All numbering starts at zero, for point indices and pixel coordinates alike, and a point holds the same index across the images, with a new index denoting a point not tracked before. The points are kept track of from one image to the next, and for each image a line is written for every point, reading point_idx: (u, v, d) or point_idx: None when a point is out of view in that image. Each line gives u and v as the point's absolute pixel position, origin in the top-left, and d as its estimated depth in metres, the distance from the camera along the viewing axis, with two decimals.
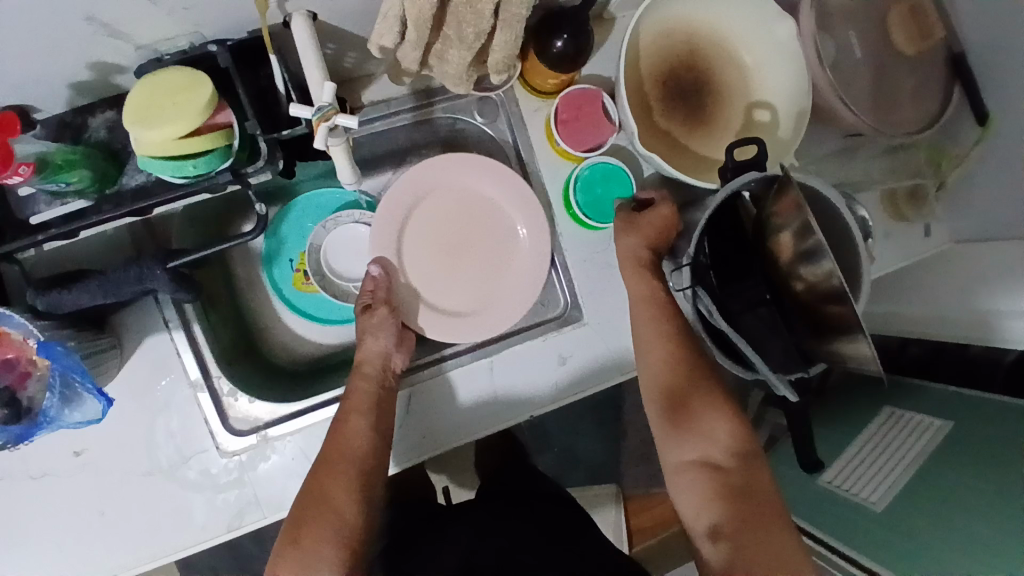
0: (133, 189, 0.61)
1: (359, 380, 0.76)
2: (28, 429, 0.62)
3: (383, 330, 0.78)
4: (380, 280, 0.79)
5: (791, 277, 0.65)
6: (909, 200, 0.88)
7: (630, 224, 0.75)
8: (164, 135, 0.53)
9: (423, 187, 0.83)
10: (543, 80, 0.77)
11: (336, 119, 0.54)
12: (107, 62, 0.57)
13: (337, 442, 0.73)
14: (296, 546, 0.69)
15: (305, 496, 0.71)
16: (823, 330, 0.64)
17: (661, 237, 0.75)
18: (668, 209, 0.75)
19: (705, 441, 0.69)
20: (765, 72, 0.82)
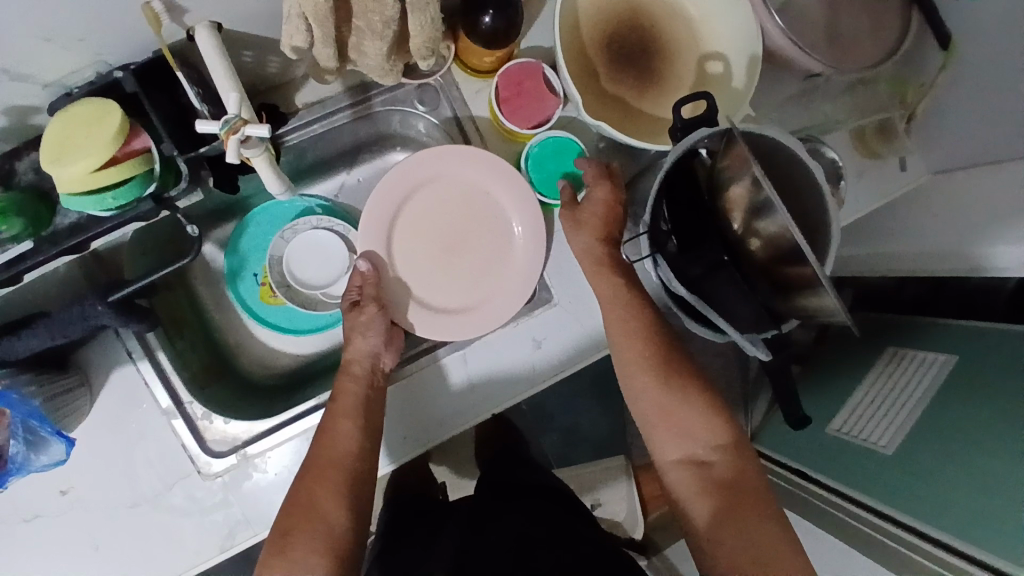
0: (67, 227, 0.59)
1: (346, 381, 0.74)
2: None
3: (371, 329, 0.76)
4: (369, 275, 0.78)
5: (749, 235, 0.63)
6: (878, 135, 0.85)
7: (574, 222, 0.75)
8: (79, 171, 0.51)
9: (406, 179, 0.80)
10: (479, 59, 0.74)
11: (245, 130, 0.52)
12: (16, 104, 0.55)
13: (325, 445, 0.71)
14: (283, 557, 0.65)
15: (291, 507, 0.68)
16: (787, 286, 0.62)
17: (609, 220, 0.75)
18: (603, 192, 0.74)
19: (686, 438, 0.69)
20: (710, 21, 0.78)
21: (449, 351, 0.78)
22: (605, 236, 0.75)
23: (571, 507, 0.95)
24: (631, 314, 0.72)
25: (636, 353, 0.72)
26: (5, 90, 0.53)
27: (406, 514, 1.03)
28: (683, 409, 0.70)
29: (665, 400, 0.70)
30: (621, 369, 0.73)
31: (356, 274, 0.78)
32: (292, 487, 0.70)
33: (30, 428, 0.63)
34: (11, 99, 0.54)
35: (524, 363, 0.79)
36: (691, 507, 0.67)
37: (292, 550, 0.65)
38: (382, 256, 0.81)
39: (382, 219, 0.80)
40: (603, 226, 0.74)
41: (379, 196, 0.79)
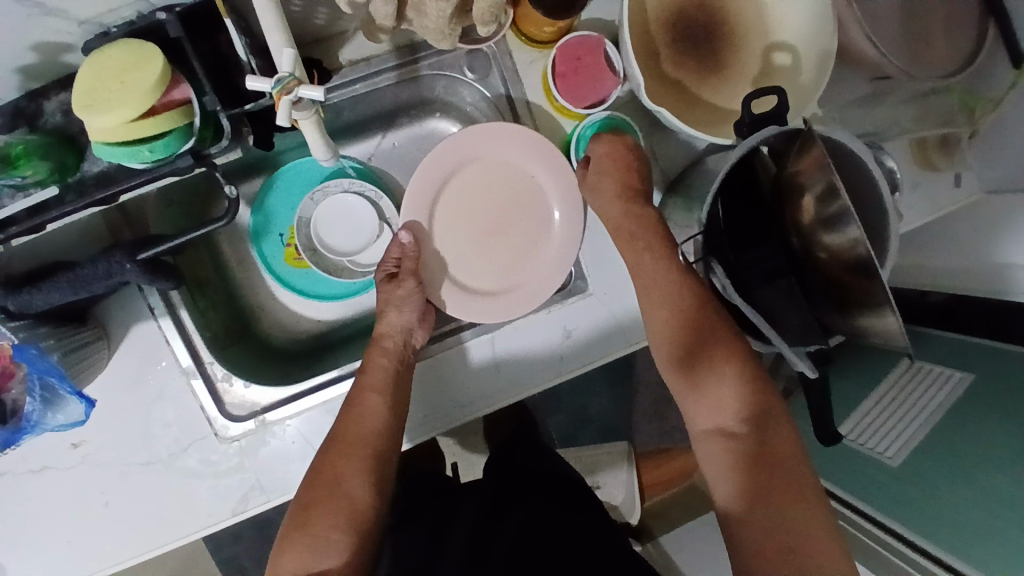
0: (95, 176, 0.56)
1: (377, 355, 0.73)
2: (14, 434, 0.60)
3: (407, 304, 0.75)
4: (408, 248, 0.76)
5: (813, 244, 0.60)
6: (940, 147, 0.79)
7: (591, 187, 0.74)
8: (116, 121, 0.47)
9: (450, 156, 0.76)
10: (538, 29, 0.69)
11: (300, 91, 0.48)
12: (51, 42, 0.51)
13: (351, 421, 0.71)
14: (305, 530, 0.67)
15: (315, 475, 0.69)
16: (843, 303, 0.58)
17: (624, 173, 0.72)
18: (604, 147, 0.71)
19: (717, 406, 0.66)
20: (783, 8, 0.72)
21: (476, 335, 0.76)
22: (625, 193, 0.72)
23: (583, 498, 0.90)
24: (680, 310, 0.68)
25: (671, 335, 0.68)
26: (38, 25, 0.48)
27: (411, 494, 1.03)
28: (717, 397, 0.66)
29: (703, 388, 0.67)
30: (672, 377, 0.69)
31: (396, 245, 0.77)
32: (314, 461, 0.70)
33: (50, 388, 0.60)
34: (44, 35, 0.50)
35: (562, 350, 0.76)
36: (722, 484, 0.63)
37: (312, 526, 0.67)
38: (425, 229, 0.78)
39: (420, 193, 0.77)
40: (620, 184, 0.72)
41: (424, 168, 0.76)
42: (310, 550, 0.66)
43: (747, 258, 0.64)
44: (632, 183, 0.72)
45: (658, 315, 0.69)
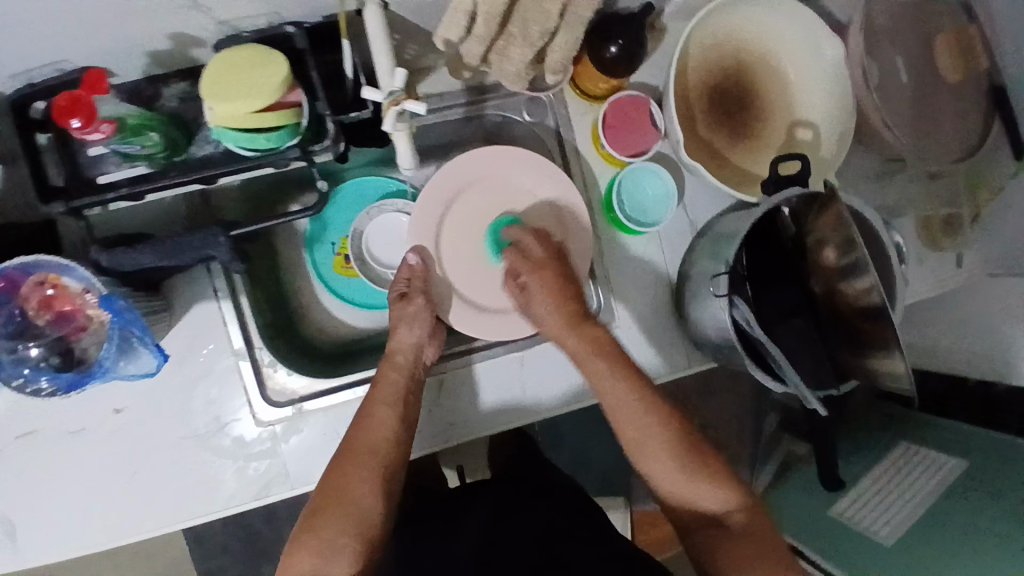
0: (200, 158, 0.63)
1: (390, 369, 0.77)
2: (81, 378, 0.62)
3: (418, 322, 0.78)
4: (416, 269, 0.80)
5: (835, 289, 0.66)
6: (944, 227, 0.86)
7: (526, 298, 0.79)
8: (241, 109, 0.55)
9: (454, 179, 0.82)
10: (593, 84, 0.79)
11: (405, 105, 0.56)
12: (189, 40, 0.59)
13: (361, 433, 0.74)
14: (314, 533, 0.68)
15: (326, 483, 0.71)
16: (858, 343, 0.64)
17: (561, 272, 0.78)
18: (540, 243, 0.80)
19: (704, 494, 0.69)
20: (808, 91, 0.82)
21: (487, 358, 0.82)
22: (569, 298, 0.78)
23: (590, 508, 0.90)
24: (643, 389, 0.73)
25: (637, 409, 0.72)
26: (184, 23, 0.56)
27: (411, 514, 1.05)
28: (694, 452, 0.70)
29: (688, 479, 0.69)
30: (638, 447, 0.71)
31: (405, 265, 0.80)
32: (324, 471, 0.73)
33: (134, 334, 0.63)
34: (186, 28, 0.57)
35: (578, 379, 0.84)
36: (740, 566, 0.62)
37: (321, 533, 0.68)
38: (432, 252, 0.82)
39: (429, 213, 0.82)
40: (560, 287, 0.78)
41: (430, 189, 0.81)
42: (318, 556, 0.66)
43: (773, 298, 0.70)
44: (569, 292, 0.78)
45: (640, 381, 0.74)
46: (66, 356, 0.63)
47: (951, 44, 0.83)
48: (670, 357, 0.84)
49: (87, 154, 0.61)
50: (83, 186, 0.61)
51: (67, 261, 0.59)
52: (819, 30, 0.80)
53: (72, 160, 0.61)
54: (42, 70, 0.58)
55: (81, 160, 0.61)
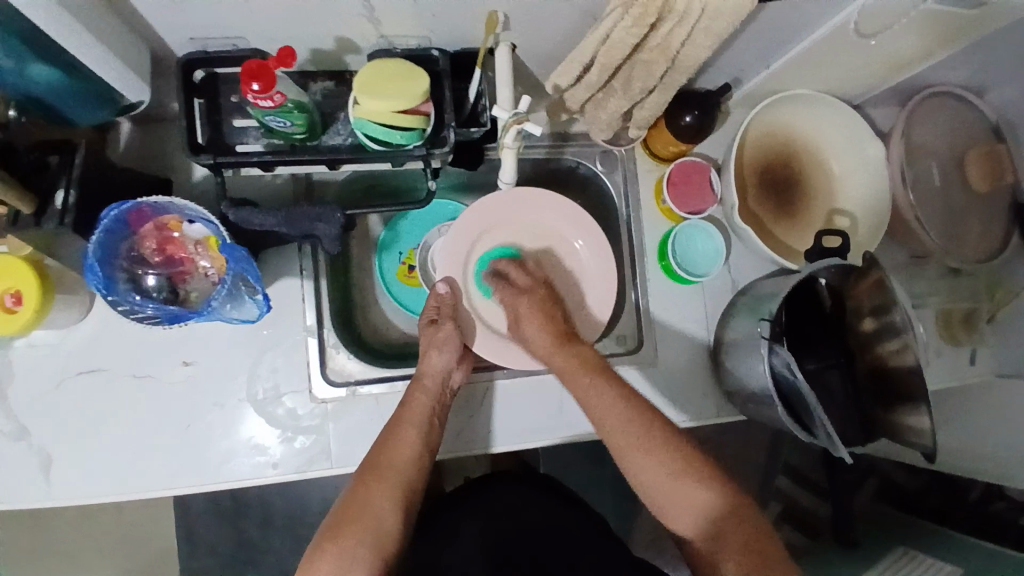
0: (329, 146, 0.71)
1: (418, 391, 0.79)
2: (184, 314, 0.66)
3: (446, 346, 0.82)
4: (446, 297, 0.85)
5: (870, 349, 0.74)
6: (963, 322, 0.94)
7: (518, 325, 0.84)
8: (384, 107, 0.64)
9: (478, 220, 0.87)
10: (662, 146, 0.89)
11: (524, 125, 0.67)
12: (347, 47, 0.70)
13: (387, 451, 0.74)
14: (336, 542, 0.66)
15: (347, 499, 0.70)
16: (891, 398, 0.71)
17: (540, 308, 0.83)
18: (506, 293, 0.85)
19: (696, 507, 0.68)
20: (849, 182, 0.93)
21: (509, 376, 0.87)
22: (546, 323, 0.82)
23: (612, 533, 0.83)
24: (618, 392, 0.75)
25: (623, 419, 0.73)
26: (350, 32, 0.67)
27: None
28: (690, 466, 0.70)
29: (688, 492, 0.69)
30: (618, 443, 0.73)
31: (434, 294, 0.85)
32: (347, 486, 0.72)
33: (243, 281, 0.69)
34: (350, 37, 0.68)
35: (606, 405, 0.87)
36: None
37: (343, 541, 0.66)
38: (461, 284, 0.88)
39: (452, 254, 0.87)
40: (544, 317, 0.83)
41: (458, 229, 0.87)
42: (338, 562, 0.65)
43: (812, 355, 0.77)
44: (555, 318, 0.83)
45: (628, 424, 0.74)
46: (171, 295, 0.70)
47: (982, 157, 0.91)
48: (702, 403, 0.90)
49: (231, 125, 0.68)
50: (220, 149, 0.68)
51: (203, 211, 0.66)
52: (863, 132, 0.91)
53: (217, 128, 0.68)
54: (215, 42, 0.67)
55: (224, 129, 0.68)
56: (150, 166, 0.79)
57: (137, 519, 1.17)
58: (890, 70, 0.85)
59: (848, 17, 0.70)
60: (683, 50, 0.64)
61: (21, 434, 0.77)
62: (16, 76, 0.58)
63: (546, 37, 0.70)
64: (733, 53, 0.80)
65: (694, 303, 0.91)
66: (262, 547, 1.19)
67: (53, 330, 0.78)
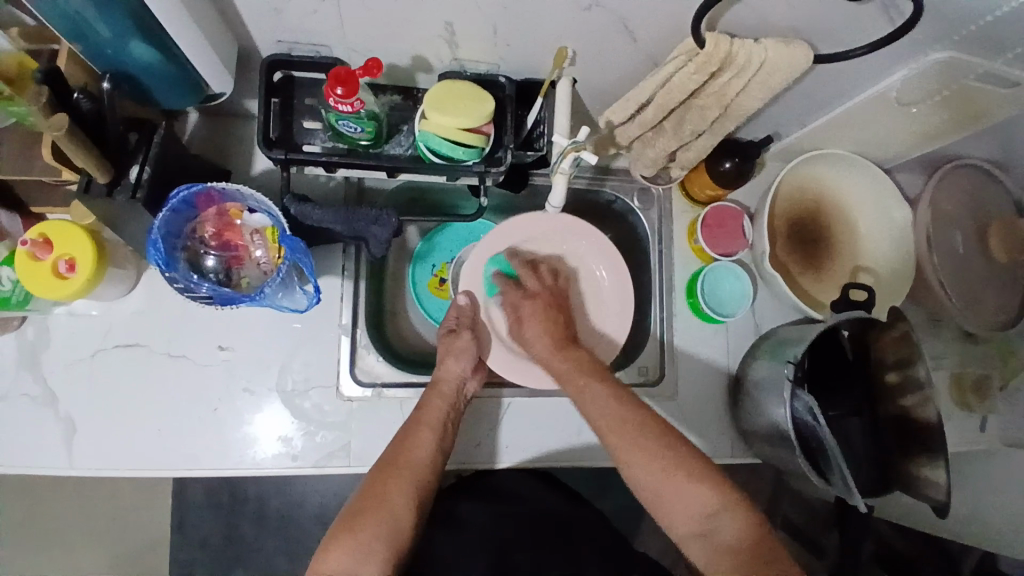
0: (389, 155, 0.74)
1: (435, 396, 0.79)
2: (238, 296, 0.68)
3: (464, 355, 0.82)
4: (466, 309, 0.85)
5: (893, 400, 0.76)
6: (974, 390, 0.96)
7: (521, 331, 0.82)
8: (452, 123, 0.68)
9: (504, 240, 0.86)
10: (700, 189, 0.93)
11: (581, 154, 0.70)
12: (422, 64, 0.74)
13: (404, 450, 0.73)
14: (352, 535, 0.65)
15: (363, 494, 0.69)
16: (911, 447, 0.73)
17: (558, 322, 0.82)
18: (515, 294, 0.84)
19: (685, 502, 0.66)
20: (875, 243, 0.97)
21: (531, 394, 0.88)
22: (558, 338, 0.80)
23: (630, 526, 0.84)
24: (631, 407, 0.72)
25: (618, 417, 0.72)
26: (427, 51, 0.71)
27: None
28: (679, 463, 0.67)
29: (666, 472, 0.67)
30: (618, 442, 0.70)
31: (454, 306, 0.85)
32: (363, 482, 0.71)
33: (297, 272, 0.71)
34: (426, 56, 0.72)
35: None
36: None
37: (359, 534, 0.65)
38: (481, 296, 0.87)
39: (479, 264, 0.87)
40: (556, 331, 0.81)
41: (488, 243, 0.86)
42: (354, 556, 0.64)
43: (838, 403, 0.79)
44: (559, 322, 0.82)
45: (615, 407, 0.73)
46: (224, 278, 0.72)
47: (1005, 231, 0.95)
48: (717, 441, 0.91)
49: (300, 125, 0.72)
50: (289, 146, 0.72)
51: (269, 203, 0.69)
52: (892, 196, 0.95)
53: (288, 127, 0.72)
54: (301, 47, 0.70)
55: (293, 128, 0.72)
56: (213, 156, 0.83)
57: (135, 503, 1.17)
58: (922, 142, 0.88)
59: (889, 85, 0.76)
60: (737, 99, 0.68)
61: (50, 400, 0.79)
62: (118, 53, 0.60)
63: (606, 75, 0.75)
64: (777, 108, 0.84)
65: (716, 342, 0.94)
66: (254, 546, 1.19)
67: (96, 302, 0.81)
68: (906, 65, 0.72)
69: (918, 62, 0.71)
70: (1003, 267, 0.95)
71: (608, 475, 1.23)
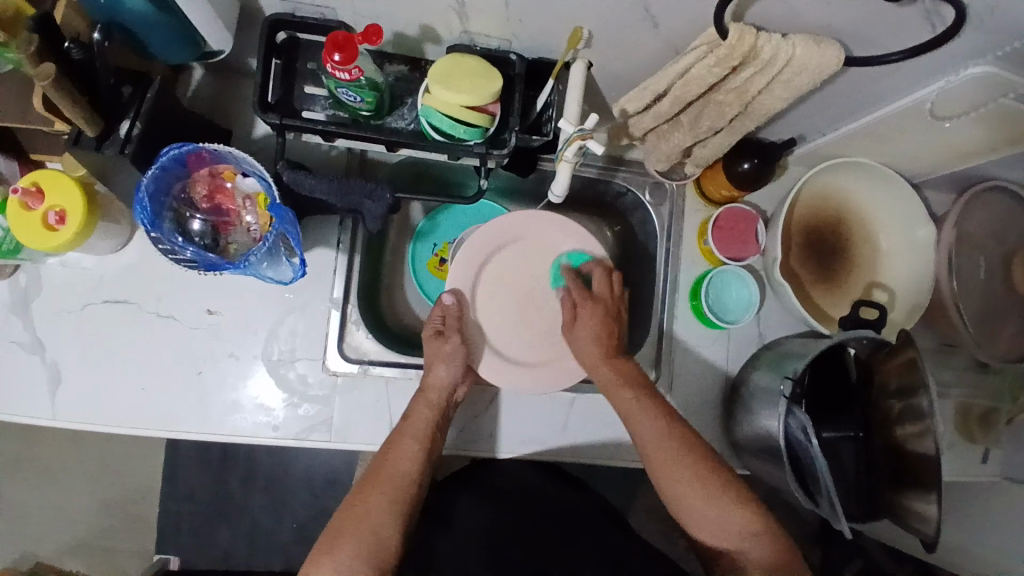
0: (392, 128, 0.71)
1: (421, 405, 0.76)
2: (221, 262, 0.67)
3: (453, 360, 0.78)
4: (451, 309, 0.80)
5: (889, 426, 0.73)
6: (981, 422, 0.94)
7: (571, 331, 0.81)
8: (455, 100, 0.64)
9: (485, 241, 0.82)
10: (715, 188, 0.89)
11: (587, 143, 0.66)
12: (431, 34, 0.71)
13: (387, 463, 0.72)
14: (332, 554, 0.64)
15: (344, 512, 0.68)
16: (902, 480, 0.70)
17: (607, 334, 0.80)
18: (600, 282, 0.83)
19: (717, 522, 0.68)
20: (894, 261, 0.92)
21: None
22: (608, 351, 0.80)
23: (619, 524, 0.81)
24: (661, 414, 0.75)
25: (658, 443, 0.73)
26: (437, 21, 0.68)
27: None
28: (702, 480, 0.70)
29: (699, 493, 0.69)
30: (655, 469, 0.72)
31: (439, 304, 0.80)
32: (347, 495, 0.70)
33: (284, 242, 0.69)
34: (435, 26, 0.69)
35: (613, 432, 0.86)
36: None
37: (338, 551, 0.64)
38: (467, 295, 0.82)
39: (463, 265, 0.81)
40: (603, 346, 0.80)
41: (470, 244, 0.81)
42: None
43: (833, 424, 0.76)
44: (614, 333, 0.81)
45: (653, 440, 0.73)
46: (212, 242, 0.70)
47: None
48: (707, 450, 0.89)
49: (302, 91, 0.70)
50: (287, 111, 0.69)
51: (258, 166, 0.67)
52: (917, 213, 0.91)
53: (288, 90, 0.69)
54: (306, 8, 0.67)
55: (295, 93, 0.70)
56: (212, 113, 0.80)
57: (125, 453, 1.18)
58: (955, 159, 0.83)
59: (922, 98, 0.70)
60: (758, 97, 0.64)
61: (37, 347, 0.78)
62: (110, 2, 0.60)
63: (624, 61, 0.71)
64: (804, 109, 0.79)
65: (716, 349, 0.90)
66: (239, 504, 1.19)
67: (87, 254, 0.80)
68: (946, 76, 0.67)
69: (957, 75, 0.66)
70: None
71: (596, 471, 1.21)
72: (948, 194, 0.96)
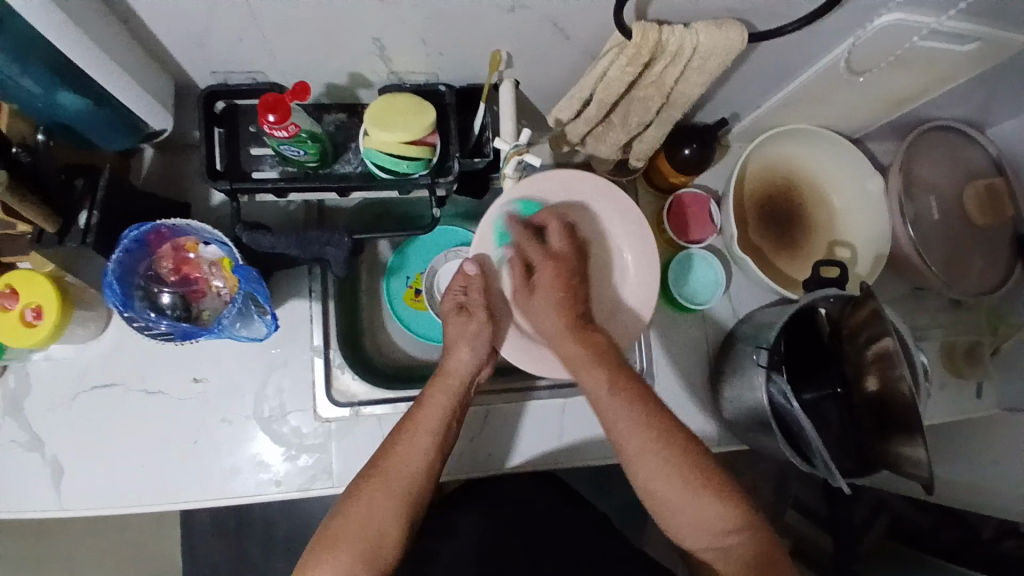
0: (340, 174, 0.74)
1: (438, 394, 0.75)
2: (196, 330, 0.69)
3: (477, 342, 0.77)
4: (474, 280, 0.78)
5: (864, 378, 0.74)
6: (966, 357, 0.94)
7: (531, 313, 0.78)
8: (392, 138, 0.67)
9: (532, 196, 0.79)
10: (662, 178, 0.92)
11: (525, 157, 0.71)
12: (361, 80, 0.74)
13: (393, 456, 0.69)
14: (331, 552, 0.63)
15: (339, 516, 0.65)
16: (886, 429, 0.71)
17: (572, 306, 0.76)
18: (547, 265, 0.77)
19: (700, 512, 0.64)
20: (848, 215, 0.95)
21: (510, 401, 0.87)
22: (573, 320, 0.76)
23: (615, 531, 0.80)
24: (654, 415, 0.68)
25: (641, 422, 0.67)
26: (364, 67, 0.71)
27: None
28: (682, 460, 0.65)
29: (683, 478, 0.65)
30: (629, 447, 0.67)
31: (462, 273, 0.79)
32: (344, 491, 0.68)
33: (253, 301, 0.72)
34: (363, 72, 0.72)
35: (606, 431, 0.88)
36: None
37: (335, 551, 0.63)
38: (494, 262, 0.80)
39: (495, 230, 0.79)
40: (569, 312, 0.76)
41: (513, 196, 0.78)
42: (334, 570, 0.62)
43: (812, 385, 0.80)
44: (567, 299, 0.77)
45: (633, 432, 0.67)
46: (185, 313, 0.73)
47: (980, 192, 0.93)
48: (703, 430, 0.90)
49: (248, 153, 0.72)
50: (237, 175, 0.72)
51: (219, 234, 0.69)
52: (860, 166, 0.94)
53: (234, 156, 0.72)
54: (237, 76, 0.71)
55: (241, 157, 0.72)
56: (168, 190, 0.83)
57: (145, 535, 1.18)
58: (889, 104, 0.86)
59: (838, 55, 0.73)
60: (677, 87, 0.67)
61: (34, 444, 0.80)
62: (46, 103, 0.63)
63: (548, 73, 0.74)
64: (731, 87, 0.82)
65: (694, 332, 0.92)
66: (264, 568, 1.19)
67: (69, 345, 0.81)
68: (854, 32, 0.70)
69: (866, 28, 0.69)
70: (981, 228, 0.93)
71: (609, 474, 1.21)
72: (890, 143, 1.00)
